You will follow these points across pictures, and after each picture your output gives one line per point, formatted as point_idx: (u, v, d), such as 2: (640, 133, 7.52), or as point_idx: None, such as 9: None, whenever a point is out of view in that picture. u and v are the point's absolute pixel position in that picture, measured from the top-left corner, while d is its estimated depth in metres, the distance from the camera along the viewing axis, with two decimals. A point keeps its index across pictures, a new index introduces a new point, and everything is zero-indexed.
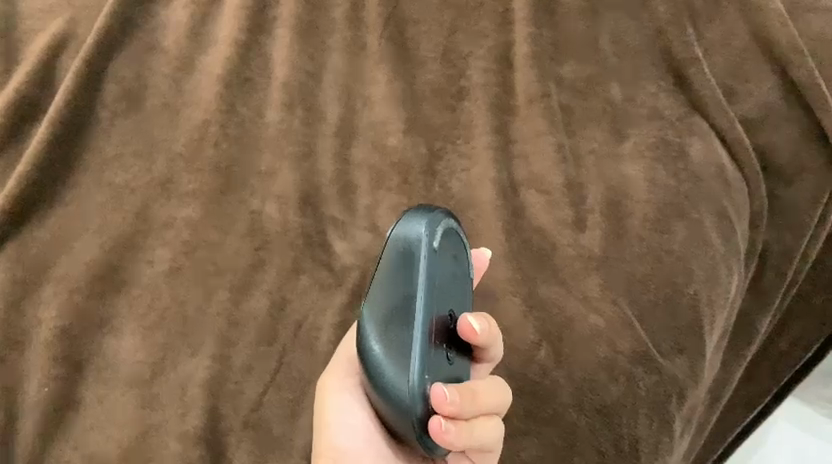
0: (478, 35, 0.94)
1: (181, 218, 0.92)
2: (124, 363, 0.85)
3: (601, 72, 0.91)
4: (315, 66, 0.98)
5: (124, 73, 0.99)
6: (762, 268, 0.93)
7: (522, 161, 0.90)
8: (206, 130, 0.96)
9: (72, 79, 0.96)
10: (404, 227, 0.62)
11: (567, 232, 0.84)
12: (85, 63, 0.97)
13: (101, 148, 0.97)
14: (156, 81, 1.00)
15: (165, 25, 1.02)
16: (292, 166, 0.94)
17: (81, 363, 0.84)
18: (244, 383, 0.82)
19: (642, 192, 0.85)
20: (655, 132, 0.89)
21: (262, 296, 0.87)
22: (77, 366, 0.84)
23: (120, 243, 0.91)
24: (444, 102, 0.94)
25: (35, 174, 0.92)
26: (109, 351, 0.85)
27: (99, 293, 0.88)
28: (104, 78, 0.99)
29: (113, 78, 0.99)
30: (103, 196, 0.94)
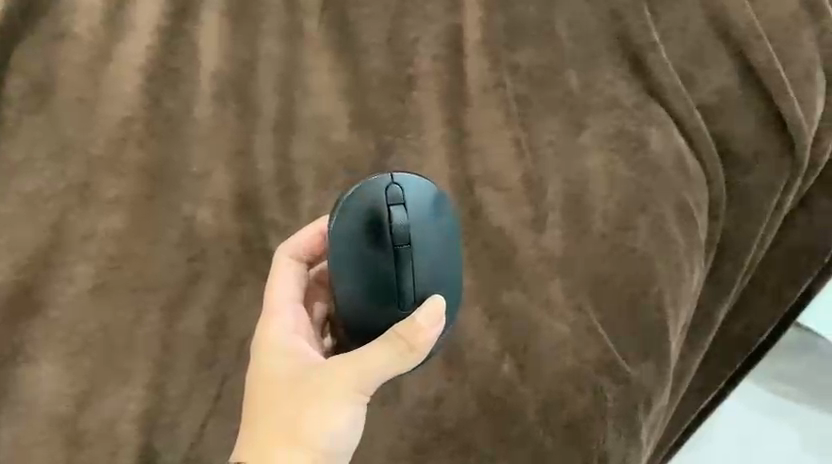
0: (425, 19, 0.88)
1: (104, 228, 0.83)
2: (43, 396, 0.77)
3: (556, 58, 0.86)
4: (249, 54, 0.90)
5: (31, 66, 0.88)
6: (721, 258, 0.89)
7: (479, 154, 0.84)
8: (130, 128, 0.87)
9: None
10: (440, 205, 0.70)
11: (527, 234, 0.79)
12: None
13: (6, 152, 0.86)
14: (67, 72, 0.89)
15: (74, 8, 0.89)
16: (228, 167, 0.87)
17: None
18: (183, 414, 0.77)
19: (603, 186, 0.81)
20: (613, 122, 0.84)
21: (201, 312, 0.81)
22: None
23: (34, 259, 0.81)
24: (392, 91, 0.87)
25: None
26: (27, 385, 0.77)
27: (13, 317, 0.79)
28: (7, 73, 0.88)
29: (18, 72, 0.88)
30: (13, 207, 0.84)
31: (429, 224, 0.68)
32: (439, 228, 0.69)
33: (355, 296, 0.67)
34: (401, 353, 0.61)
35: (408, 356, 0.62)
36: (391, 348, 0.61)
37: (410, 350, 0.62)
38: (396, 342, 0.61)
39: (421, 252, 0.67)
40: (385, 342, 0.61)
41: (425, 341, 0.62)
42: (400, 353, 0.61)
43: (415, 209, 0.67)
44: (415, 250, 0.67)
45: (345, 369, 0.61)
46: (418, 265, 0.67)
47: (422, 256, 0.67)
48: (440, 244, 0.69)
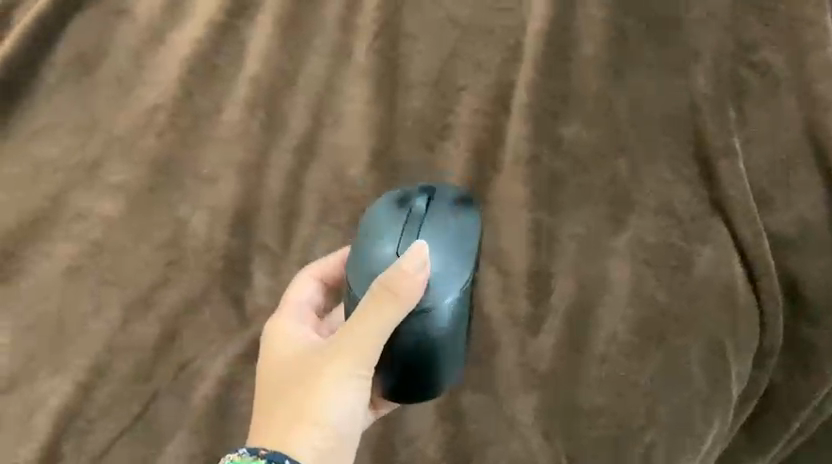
0: (477, 67, 0.79)
1: (97, 211, 0.78)
2: None
3: (610, 143, 0.75)
4: (292, 65, 0.82)
5: (83, 35, 0.85)
6: (763, 409, 0.74)
7: (492, 228, 0.75)
8: (155, 116, 0.82)
9: (23, 28, 0.83)
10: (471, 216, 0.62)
11: (514, 331, 0.70)
12: (37, 21, 0.83)
13: (36, 119, 0.84)
14: (117, 50, 0.85)
15: None
16: (236, 176, 0.79)
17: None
18: (98, 424, 0.68)
19: (621, 301, 0.71)
20: (659, 231, 0.73)
21: (155, 323, 0.72)
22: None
23: (22, 227, 0.77)
24: (424, 139, 0.80)
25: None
26: None
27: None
28: (60, 36, 0.85)
29: (70, 38, 0.85)
30: (21, 169, 0.81)
31: (450, 215, 0.61)
32: (461, 224, 0.60)
33: (353, 275, 0.59)
34: (388, 308, 0.55)
35: (395, 310, 0.55)
36: (379, 305, 0.55)
37: (394, 301, 0.55)
38: (381, 296, 0.55)
39: (429, 231, 0.59)
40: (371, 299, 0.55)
41: (407, 290, 0.54)
42: (385, 305, 0.55)
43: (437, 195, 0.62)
44: (424, 232, 0.59)
45: (348, 340, 0.57)
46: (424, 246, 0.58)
47: (433, 232, 0.59)
48: (457, 236, 0.59)
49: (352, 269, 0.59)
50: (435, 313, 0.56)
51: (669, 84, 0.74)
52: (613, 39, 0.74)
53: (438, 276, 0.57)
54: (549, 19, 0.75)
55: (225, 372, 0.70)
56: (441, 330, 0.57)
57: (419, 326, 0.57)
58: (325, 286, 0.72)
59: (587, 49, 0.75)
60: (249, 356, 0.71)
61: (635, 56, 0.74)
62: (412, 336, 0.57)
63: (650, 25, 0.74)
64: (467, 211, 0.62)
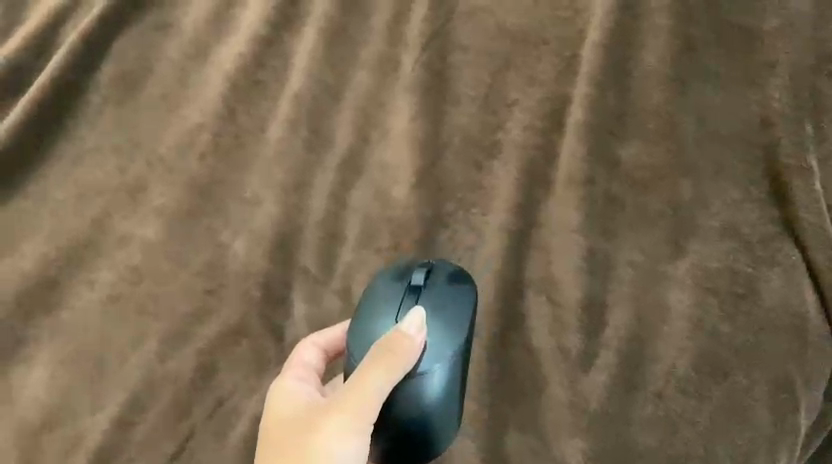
0: (530, 81, 0.74)
1: (140, 237, 0.76)
2: (21, 400, 0.70)
3: (671, 162, 0.69)
4: (336, 81, 0.80)
5: (129, 53, 0.83)
6: None
7: (543, 254, 0.71)
8: (198, 136, 0.80)
9: (69, 47, 0.81)
10: (469, 288, 0.64)
11: (562, 369, 0.66)
12: (85, 35, 0.81)
13: (83, 137, 0.81)
14: (162, 68, 0.83)
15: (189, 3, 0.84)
16: (277, 198, 0.77)
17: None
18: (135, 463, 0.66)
19: (680, 334, 0.66)
20: (722, 256, 0.68)
21: (192, 355, 0.71)
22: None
23: (65, 254, 0.75)
24: (470, 156, 0.75)
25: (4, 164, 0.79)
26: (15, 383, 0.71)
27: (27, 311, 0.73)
28: (106, 54, 0.82)
29: (115, 57, 0.83)
30: (70, 194, 0.79)
31: (450, 286, 0.63)
32: (458, 294, 0.62)
33: (351, 338, 0.61)
34: (387, 367, 0.55)
35: (395, 369, 0.55)
36: (380, 364, 0.55)
37: (393, 359, 0.55)
38: (382, 355, 0.55)
39: (426, 301, 0.61)
40: (372, 358, 0.56)
41: (404, 354, 0.56)
42: (386, 363, 0.55)
43: (435, 270, 0.64)
44: (421, 301, 0.61)
45: (345, 397, 0.55)
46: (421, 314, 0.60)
47: (430, 299, 0.61)
48: (453, 305, 0.61)
49: (352, 335, 0.61)
50: (430, 377, 0.58)
51: (741, 98, 0.68)
52: (680, 50, 0.68)
53: (430, 346, 0.58)
54: (607, 34, 0.70)
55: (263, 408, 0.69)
56: (435, 394, 0.58)
57: (415, 389, 0.58)
58: (327, 356, 0.68)
59: (650, 63, 0.69)
60: None
61: (704, 70, 0.68)
62: (405, 402, 0.58)
63: (722, 36, 0.68)
64: (466, 284, 0.64)
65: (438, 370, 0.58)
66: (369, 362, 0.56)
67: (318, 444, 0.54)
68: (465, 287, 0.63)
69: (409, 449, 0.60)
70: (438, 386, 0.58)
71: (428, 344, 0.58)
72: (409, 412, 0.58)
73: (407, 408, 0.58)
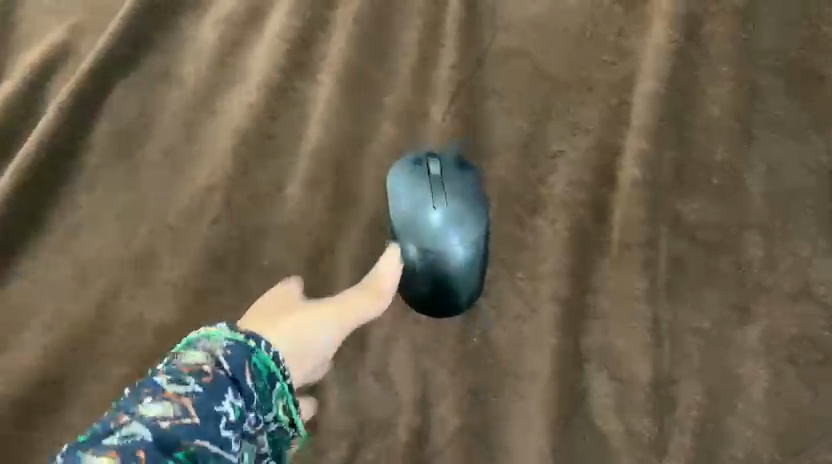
0: (574, 128, 0.69)
1: (152, 318, 0.68)
2: None
3: (735, 219, 0.65)
4: (357, 127, 0.73)
5: (126, 109, 0.76)
6: None
7: (602, 322, 0.65)
8: (209, 198, 0.72)
9: (58, 105, 0.74)
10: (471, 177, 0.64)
11: (634, 456, 0.61)
12: (76, 88, 0.74)
13: (79, 205, 0.73)
14: (163, 124, 0.75)
15: (189, 51, 0.78)
16: (302, 266, 0.70)
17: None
18: None
19: (758, 409, 0.61)
20: (794, 321, 0.62)
21: None
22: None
23: (72, 344, 0.68)
24: (511, 214, 0.69)
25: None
26: None
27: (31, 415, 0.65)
28: (99, 111, 0.75)
29: (111, 114, 0.76)
30: (69, 271, 0.71)
31: (462, 178, 0.63)
32: (469, 185, 0.63)
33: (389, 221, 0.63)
34: (369, 299, 0.64)
35: (378, 302, 0.64)
36: (360, 300, 0.63)
37: (376, 299, 0.64)
38: (368, 291, 0.64)
39: (445, 184, 0.62)
40: (364, 291, 0.64)
41: (383, 296, 0.64)
42: (373, 296, 0.64)
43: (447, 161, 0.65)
44: (440, 182, 0.62)
45: (341, 302, 0.63)
46: (438, 198, 0.61)
47: (452, 183, 0.62)
48: (465, 191, 0.62)
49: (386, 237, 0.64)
50: (447, 269, 0.62)
51: (808, 145, 0.65)
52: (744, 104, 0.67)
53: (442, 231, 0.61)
54: (665, 83, 0.68)
55: None
56: (458, 258, 0.61)
57: (439, 259, 0.61)
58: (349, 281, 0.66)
59: (714, 112, 0.67)
60: None
61: (770, 117, 0.66)
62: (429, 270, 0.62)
63: (789, 81, 0.67)
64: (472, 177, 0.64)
65: (458, 247, 0.61)
66: (357, 293, 0.64)
67: (315, 325, 0.60)
68: (470, 177, 0.64)
69: (438, 301, 0.64)
70: (459, 258, 0.61)
71: (438, 227, 0.61)
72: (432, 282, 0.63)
73: (431, 261, 0.62)
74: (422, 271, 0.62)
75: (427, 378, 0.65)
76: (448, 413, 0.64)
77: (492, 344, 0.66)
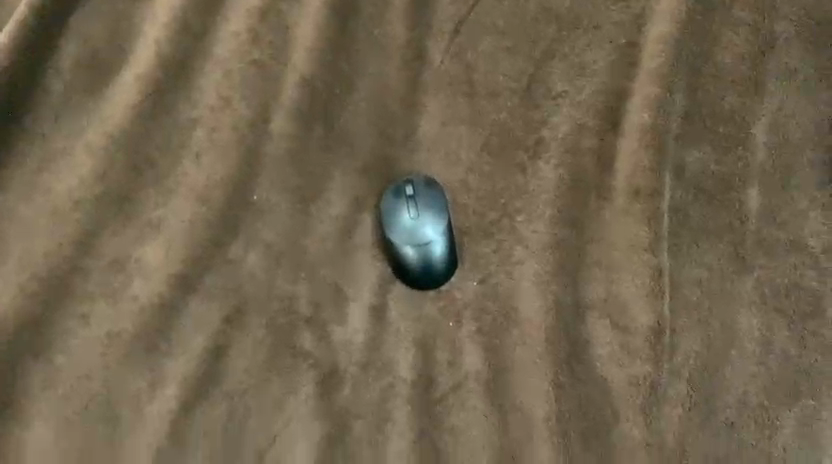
0: (579, 70, 0.69)
1: (137, 259, 0.65)
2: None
3: (737, 169, 0.66)
4: (350, 68, 0.70)
5: (93, 29, 0.69)
6: None
7: (603, 270, 0.65)
8: (192, 133, 0.69)
9: (18, 23, 0.66)
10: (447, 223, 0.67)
11: (635, 404, 0.61)
12: (33, 11, 0.66)
13: (48, 137, 0.68)
14: (135, 46, 0.69)
15: None
16: (295, 206, 0.68)
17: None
18: None
19: (750, 356, 0.62)
20: (789, 271, 0.64)
21: (221, 400, 0.61)
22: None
23: (48, 285, 0.63)
24: (511, 158, 0.69)
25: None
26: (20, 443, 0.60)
27: (7, 363, 0.61)
28: (63, 30, 0.69)
29: (77, 34, 0.69)
30: (42, 208, 0.66)
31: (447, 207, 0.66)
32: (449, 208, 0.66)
33: (388, 207, 0.64)
34: None
35: None
36: None
37: None
38: None
39: (438, 204, 0.64)
40: None
41: None
42: None
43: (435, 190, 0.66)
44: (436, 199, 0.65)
45: None
46: (435, 207, 0.64)
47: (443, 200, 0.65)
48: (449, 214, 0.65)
49: (386, 213, 0.64)
50: (426, 264, 0.64)
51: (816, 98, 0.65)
52: (756, 52, 0.66)
53: (432, 238, 0.63)
54: (677, 24, 0.66)
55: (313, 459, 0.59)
56: (437, 259, 0.64)
57: (425, 255, 0.63)
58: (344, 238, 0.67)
59: (726, 62, 0.66)
60: (339, 436, 0.60)
61: (776, 69, 0.66)
62: (417, 258, 0.63)
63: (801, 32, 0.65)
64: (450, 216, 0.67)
65: (440, 252, 0.64)
66: None
67: None
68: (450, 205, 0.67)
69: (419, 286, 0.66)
70: (438, 258, 0.64)
71: (430, 233, 0.63)
72: (421, 274, 0.64)
73: (418, 255, 0.63)
74: (409, 263, 0.64)
75: (427, 324, 0.65)
76: (448, 359, 0.63)
77: (491, 290, 0.66)
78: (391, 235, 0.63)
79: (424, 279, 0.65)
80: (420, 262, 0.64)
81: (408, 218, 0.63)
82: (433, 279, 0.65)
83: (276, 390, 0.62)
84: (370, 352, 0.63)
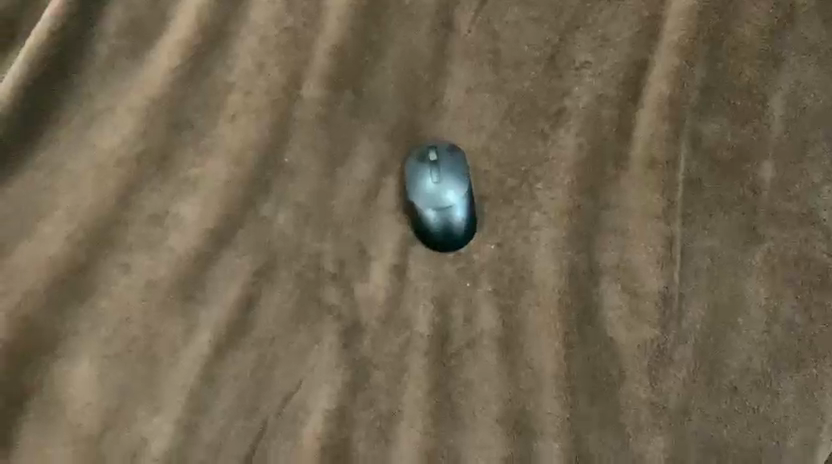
0: (602, 42, 0.70)
1: (175, 213, 0.69)
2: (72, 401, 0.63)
3: (754, 142, 0.67)
4: (379, 36, 0.72)
5: None
6: None
7: (616, 237, 0.68)
8: (228, 96, 0.72)
9: None
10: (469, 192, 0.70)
11: (641, 365, 0.64)
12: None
13: (93, 97, 0.72)
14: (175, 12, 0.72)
15: None
16: (323, 168, 0.71)
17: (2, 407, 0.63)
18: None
19: (756, 324, 0.64)
20: (799, 243, 0.66)
21: (250, 347, 0.65)
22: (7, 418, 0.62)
23: (93, 235, 0.68)
24: (532, 126, 0.71)
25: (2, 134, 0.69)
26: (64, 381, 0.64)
27: (56, 306, 0.66)
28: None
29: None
30: (88, 164, 0.71)
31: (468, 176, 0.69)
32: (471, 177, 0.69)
33: (412, 173, 0.68)
34: None
35: None
36: None
37: None
38: None
39: (460, 172, 0.68)
40: None
41: None
42: None
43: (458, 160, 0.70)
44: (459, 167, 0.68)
45: None
46: (457, 173, 0.67)
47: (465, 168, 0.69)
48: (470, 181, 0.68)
49: (410, 179, 0.68)
50: (446, 228, 0.67)
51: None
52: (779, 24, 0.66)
53: (452, 202, 0.66)
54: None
55: (334, 405, 0.63)
56: (458, 223, 0.67)
57: (446, 219, 0.66)
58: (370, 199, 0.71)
59: (745, 35, 0.66)
60: (359, 384, 0.64)
61: (797, 42, 0.66)
62: (438, 223, 0.67)
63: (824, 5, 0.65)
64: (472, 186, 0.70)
65: (460, 217, 0.67)
66: None
67: None
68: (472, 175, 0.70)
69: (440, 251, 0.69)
70: (458, 223, 0.67)
71: (451, 197, 0.66)
72: (442, 237, 0.67)
73: (439, 219, 0.67)
74: (431, 228, 0.67)
75: (446, 283, 0.68)
76: (464, 317, 0.66)
77: (508, 253, 0.69)
78: (413, 198, 0.67)
79: (445, 243, 0.68)
80: (441, 226, 0.67)
81: (431, 183, 0.67)
82: (453, 243, 0.68)
83: (302, 340, 0.65)
84: (391, 308, 0.67)
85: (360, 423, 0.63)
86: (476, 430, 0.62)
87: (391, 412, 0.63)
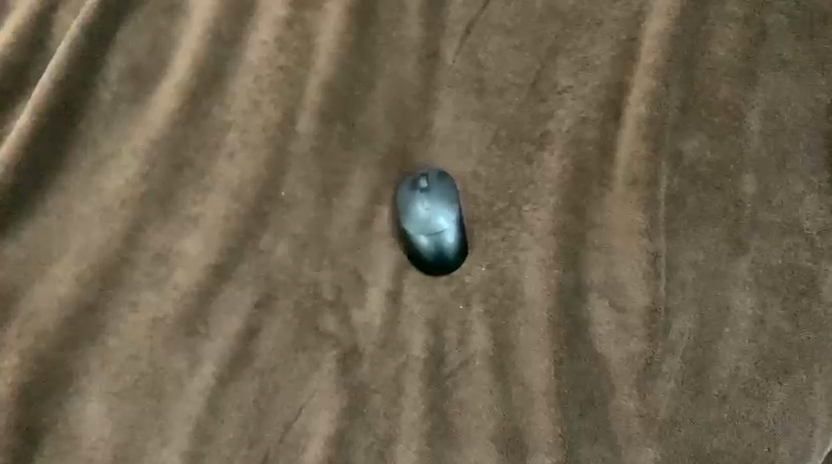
0: (582, 66, 0.72)
1: (178, 251, 0.73)
2: (85, 436, 0.67)
3: (734, 156, 0.69)
4: (369, 70, 0.75)
5: (136, 43, 0.77)
6: None
7: (603, 254, 0.70)
8: (224, 135, 0.75)
9: (69, 44, 0.74)
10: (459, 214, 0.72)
11: (630, 379, 0.66)
12: (86, 30, 0.74)
13: (97, 142, 0.76)
14: (174, 59, 0.77)
15: None
16: (317, 200, 0.74)
17: (15, 445, 0.66)
18: None
19: (743, 335, 0.66)
20: (783, 253, 0.67)
21: (253, 377, 0.68)
22: (20, 455, 0.66)
23: (101, 275, 0.71)
24: (518, 150, 0.73)
25: (12, 181, 0.73)
26: (76, 417, 0.68)
27: (67, 345, 0.69)
28: (110, 45, 0.76)
29: (122, 48, 0.76)
30: (94, 207, 0.74)
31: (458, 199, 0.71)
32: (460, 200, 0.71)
33: (405, 200, 0.70)
34: None
35: None
36: None
37: None
38: None
39: (450, 197, 0.70)
40: None
41: None
42: None
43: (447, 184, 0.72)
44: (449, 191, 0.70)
45: None
46: (447, 197, 0.70)
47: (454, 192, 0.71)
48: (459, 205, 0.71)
49: (402, 206, 0.70)
50: (439, 252, 0.69)
51: (810, 83, 0.68)
52: (751, 42, 0.69)
53: (444, 226, 0.68)
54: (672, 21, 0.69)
55: (332, 431, 0.66)
56: (449, 247, 0.69)
57: (438, 243, 0.69)
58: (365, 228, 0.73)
59: (718, 53, 0.69)
60: (357, 408, 0.67)
61: (769, 57, 0.68)
62: (430, 247, 0.69)
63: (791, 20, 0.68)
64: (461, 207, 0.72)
65: (451, 241, 0.69)
66: None
67: None
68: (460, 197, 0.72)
69: (433, 274, 0.71)
70: (450, 247, 0.69)
71: (443, 222, 0.68)
72: (434, 262, 0.69)
73: (431, 244, 0.69)
74: (423, 252, 0.69)
75: (440, 306, 0.70)
76: (458, 340, 0.69)
77: (498, 274, 0.71)
78: (405, 224, 0.69)
79: (438, 266, 0.70)
80: (433, 251, 0.69)
81: (422, 209, 0.68)
82: (445, 266, 0.70)
83: (303, 368, 0.68)
84: (386, 331, 0.70)
85: (359, 447, 0.66)
86: (472, 447, 0.66)
87: (388, 436, 0.66)
